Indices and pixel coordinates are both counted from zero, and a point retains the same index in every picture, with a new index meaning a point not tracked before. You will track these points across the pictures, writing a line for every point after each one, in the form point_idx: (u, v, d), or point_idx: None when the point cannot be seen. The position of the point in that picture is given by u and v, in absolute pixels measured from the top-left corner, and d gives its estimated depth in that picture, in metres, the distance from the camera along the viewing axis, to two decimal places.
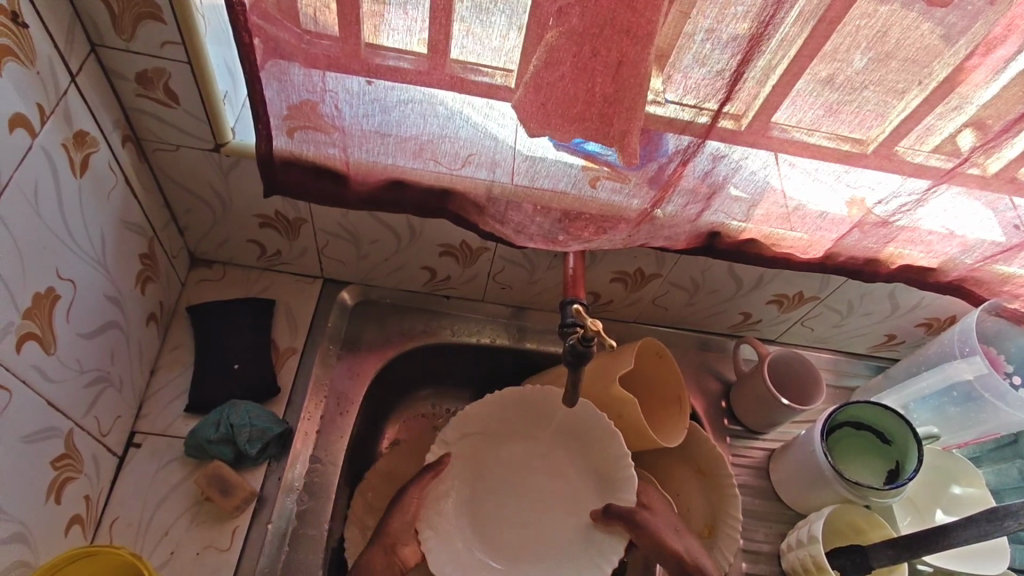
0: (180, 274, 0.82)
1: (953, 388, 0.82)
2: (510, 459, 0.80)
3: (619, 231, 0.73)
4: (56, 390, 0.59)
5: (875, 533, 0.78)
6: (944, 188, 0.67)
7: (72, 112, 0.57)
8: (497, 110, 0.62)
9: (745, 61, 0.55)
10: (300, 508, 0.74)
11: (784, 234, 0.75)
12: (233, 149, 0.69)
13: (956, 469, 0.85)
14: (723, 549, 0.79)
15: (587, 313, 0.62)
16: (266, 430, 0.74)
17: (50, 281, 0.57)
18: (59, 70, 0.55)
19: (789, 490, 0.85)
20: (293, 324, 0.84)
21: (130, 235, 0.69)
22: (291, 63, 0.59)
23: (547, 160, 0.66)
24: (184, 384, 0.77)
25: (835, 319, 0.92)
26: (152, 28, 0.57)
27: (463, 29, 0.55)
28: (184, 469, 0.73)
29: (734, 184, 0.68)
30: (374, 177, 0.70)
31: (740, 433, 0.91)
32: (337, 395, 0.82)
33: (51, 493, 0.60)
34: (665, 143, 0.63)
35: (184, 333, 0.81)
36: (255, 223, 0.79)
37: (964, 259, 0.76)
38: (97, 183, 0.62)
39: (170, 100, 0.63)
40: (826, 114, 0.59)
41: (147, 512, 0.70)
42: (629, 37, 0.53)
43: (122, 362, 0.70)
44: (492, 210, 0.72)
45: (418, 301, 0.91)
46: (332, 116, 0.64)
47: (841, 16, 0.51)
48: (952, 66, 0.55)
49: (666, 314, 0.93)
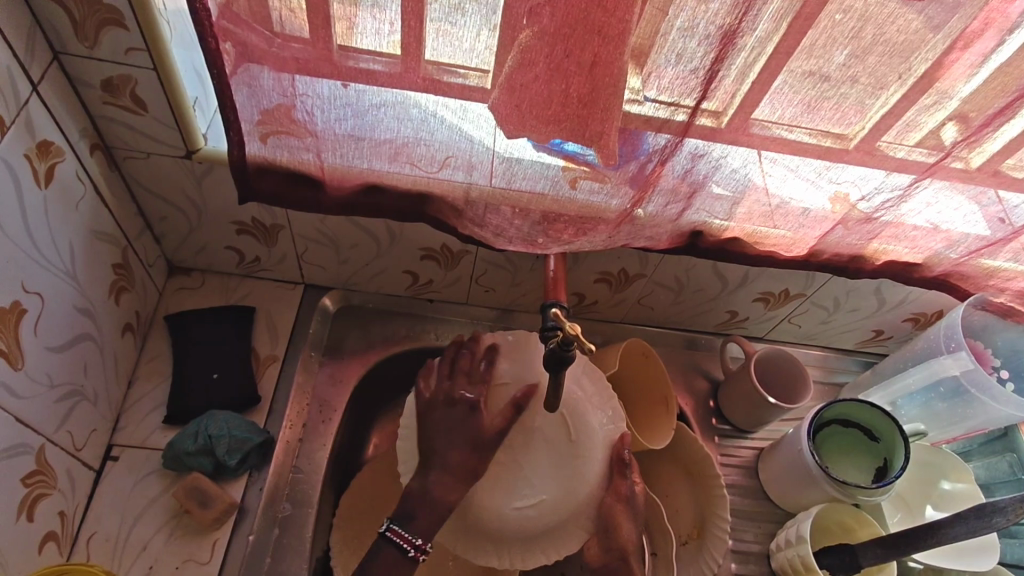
0: (157, 283, 0.81)
1: (941, 383, 0.82)
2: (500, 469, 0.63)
3: (599, 232, 0.71)
4: (26, 406, 0.58)
5: (864, 531, 0.77)
6: (926, 183, 0.66)
7: (34, 122, 0.56)
8: (471, 111, 0.61)
9: (720, 59, 0.54)
10: (282, 517, 0.73)
11: (767, 232, 0.74)
12: (205, 156, 0.68)
13: (946, 464, 0.84)
14: (711, 550, 0.78)
15: (566, 317, 0.58)
16: (246, 440, 0.73)
17: (15, 295, 0.56)
18: (18, 79, 0.53)
19: (777, 490, 0.84)
20: (274, 332, 0.83)
21: (102, 244, 0.68)
22: (260, 67, 0.58)
23: (524, 161, 0.65)
24: (162, 396, 0.76)
25: (822, 316, 0.91)
26: (116, 35, 0.55)
27: (435, 29, 0.53)
28: (164, 481, 0.71)
29: (715, 182, 0.67)
30: (351, 182, 0.69)
31: (728, 432, 0.91)
32: (320, 402, 0.81)
33: (22, 511, 0.59)
34: (644, 142, 0.62)
35: (162, 343, 0.79)
36: (233, 230, 0.77)
37: (950, 254, 0.75)
38: (64, 193, 0.61)
39: (139, 107, 0.62)
40: (806, 111, 0.59)
41: (126, 525, 0.69)
42: (601, 37, 0.52)
43: (96, 374, 0.69)
44: (470, 213, 0.71)
45: (401, 306, 0.90)
46: (305, 121, 0.63)
47: (816, 12, 0.50)
48: (931, 61, 0.54)
49: (652, 314, 0.92)
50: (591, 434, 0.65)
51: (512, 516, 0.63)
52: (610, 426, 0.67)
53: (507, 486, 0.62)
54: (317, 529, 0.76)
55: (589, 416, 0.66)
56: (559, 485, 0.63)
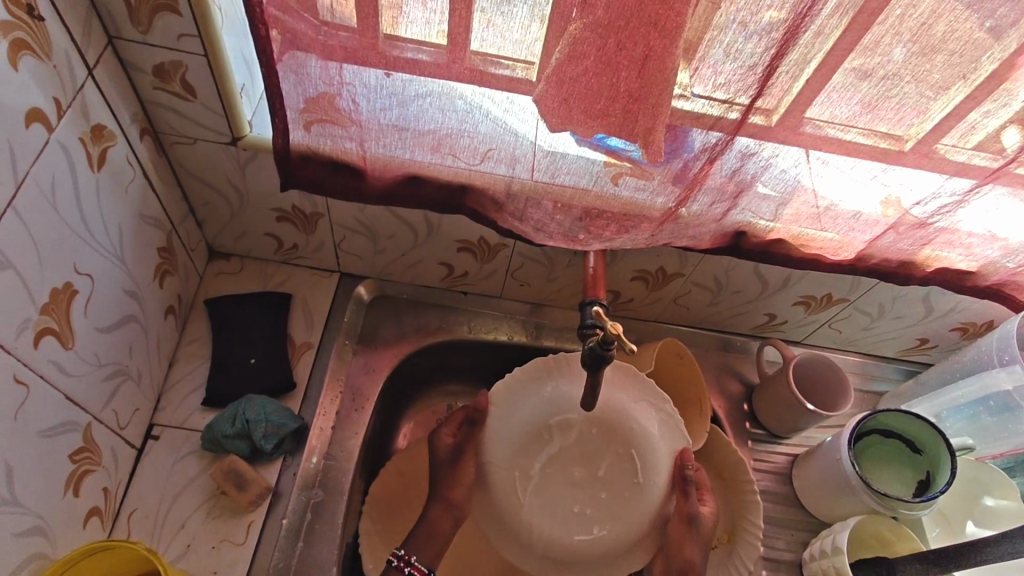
0: (198, 267, 0.83)
1: (990, 398, 0.80)
2: (557, 482, 0.65)
3: (642, 230, 0.70)
4: (75, 385, 0.60)
5: (903, 545, 0.75)
6: (988, 188, 0.63)
7: (89, 106, 0.57)
8: (517, 104, 0.60)
9: (779, 55, 0.51)
10: (314, 502, 0.74)
11: (814, 235, 0.72)
12: (250, 143, 0.68)
13: (990, 479, 0.80)
14: (742, 556, 0.77)
15: (607, 315, 0.56)
16: (282, 426, 0.73)
17: (67, 276, 0.57)
18: (75, 62, 0.54)
19: (813, 498, 0.82)
20: (310, 319, 0.84)
21: (148, 228, 0.69)
22: (307, 55, 0.58)
23: (568, 156, 0.64)
24: (201, 378, 0.77)
25: (865, 322, 0.89)
26: (170, 21, 0.56)
27: (483, 20, 0.53)
28: (202, 462, 0.73)
29: (763, 182, 0.66)
30: (392, 173, 0.69)
31: (762, 437, 0.89)
32: (353, 391, 0.81)
33: (69, 486, 0.60)
34: (691, 139, 0.60)
35: (202, 326, 0.81)
36: (273, 217, 0.78)
37: (1006, 263, 0.73)
38: (114, 177, 0.62)
39: (188, 94, 0.63)
40: (864, 111, 0.56)
41: (165, 504, 0.70)
42: (656, 31, 0.50)
43: (140, 355, 0.70)
44: (511, 207, 0.71)
45: (434, 297, 0.89)
46: (349, 110, 0.63)
47: (881, 6, 0.48)
48: (1001, 60, 0.51)
49: (688, 314, 0.91)
50: (654, 466, 0.65)
51: (557, 545, 0.65)
52: (677, 443, 0.66)
53: (557, 518, 0.65)
54: (348, 516, 0.76)
55: (650, 448, 0.65)
56: (610, 503, 0.65)
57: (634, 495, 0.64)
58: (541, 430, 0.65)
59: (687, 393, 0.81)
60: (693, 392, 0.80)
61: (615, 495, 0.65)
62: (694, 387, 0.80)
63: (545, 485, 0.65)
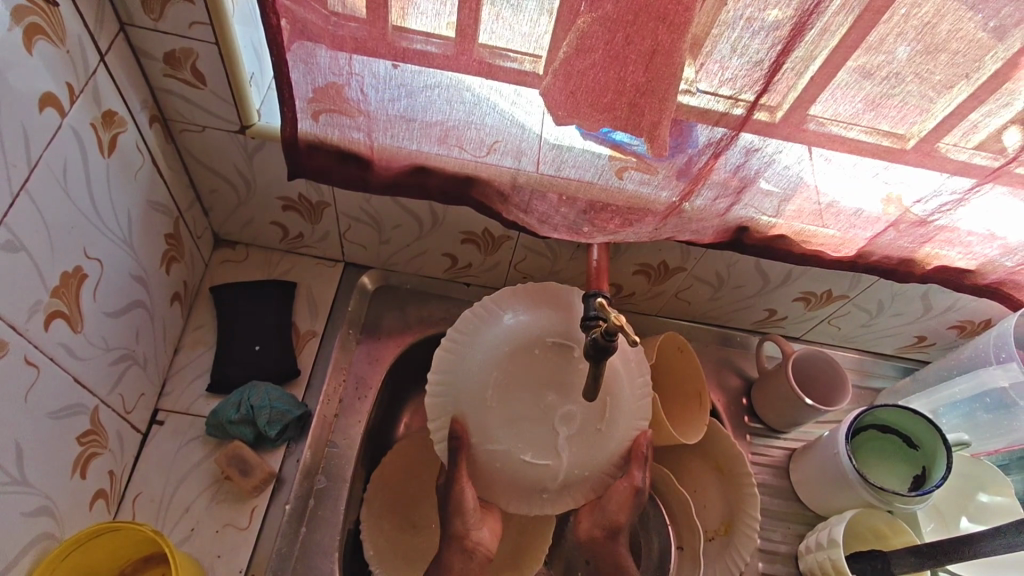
0: (204, 255, 0.83)
1: (986, 394, 0.81)
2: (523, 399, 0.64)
3: (645, 224, 0.71)
4: (84, 368, 0.61)
5: (898, 539, 0.76)
6: (988, 188, 0.64)
7: (101, 92, 0.57)
8: (524, 97, 0.60)
9: (785, 52, 0.52)
10: (317, 489, 0.75)
11: (816, 231, 0.73)
12: (258, 132, 0.68)
13: (984, 475, 0.82)
14: (739, 548, 0.78)
15: (611, 307, 0.58)
16: (285, 413, 0.74)
17: (77, 260, 0.58)
18: (88, 48, 0.55)
19: (809, 491, 0.83)
20: (314, 308, 0.84)
21: (156, 215, 0.69)
22: (316, 45, 0.58)
23: (573, 150, 0.65)
24: (206, 364, 0.78)
25: (864, 319, 0.90)
26: (181, 9, 0.56)
27: (493, 13, 0.53)
28: (206, 448, 0.74)
29: (766, 178, 0.66)
30: (397, 163, 0.70)
31: (760, 431, 0.90)
32: (356, 379, 0.82)
33: (76, 469, 0.61)
34: (696, 135, 0.61)
35: (207, 314, 0.81)
36: (278, 205, 0.79)
37: (1005, 262, 0.74)
38: (124, 163, 0.62)
39: (198, 82, 0.63)
40: (867, 109, 0.57)
41: (169, 488, 0.71)
42: (665, 25, 0.51)
43: (146, 340, 0.71)
44: (516, 199, 0.72)
45: (437, 288, 0.90)
46: (357, 101, 0.63)
47: (886, 5, 0.48)
48: (1004, 60, 0.52)
49: (688, 309, 0.92)
50: (615, 427, 0.66)
51: (504, 459, 0.64)
52: (641, 419, 0.67)
53: (512, 436, 0.64)
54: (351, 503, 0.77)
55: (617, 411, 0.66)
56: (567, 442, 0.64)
57: (588, 446, 0.65)
58: (525, 347, 0.65)
59: (687, 388, 0.82)
60: (693, 387, 0.81)
61: (572, 440, 0.64)
62: (694, 381, 0.81)
63: (511, 398, 0.64)
